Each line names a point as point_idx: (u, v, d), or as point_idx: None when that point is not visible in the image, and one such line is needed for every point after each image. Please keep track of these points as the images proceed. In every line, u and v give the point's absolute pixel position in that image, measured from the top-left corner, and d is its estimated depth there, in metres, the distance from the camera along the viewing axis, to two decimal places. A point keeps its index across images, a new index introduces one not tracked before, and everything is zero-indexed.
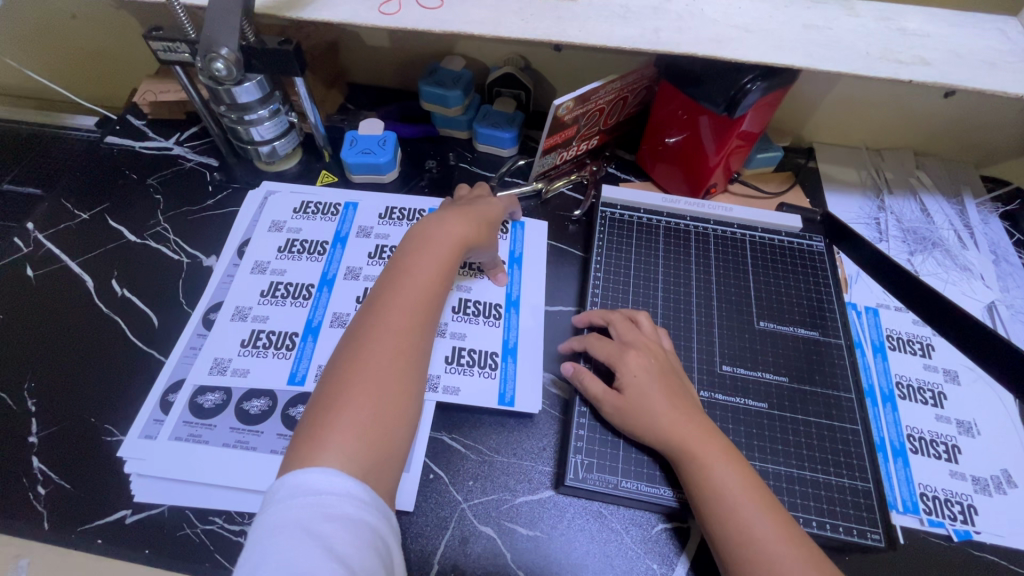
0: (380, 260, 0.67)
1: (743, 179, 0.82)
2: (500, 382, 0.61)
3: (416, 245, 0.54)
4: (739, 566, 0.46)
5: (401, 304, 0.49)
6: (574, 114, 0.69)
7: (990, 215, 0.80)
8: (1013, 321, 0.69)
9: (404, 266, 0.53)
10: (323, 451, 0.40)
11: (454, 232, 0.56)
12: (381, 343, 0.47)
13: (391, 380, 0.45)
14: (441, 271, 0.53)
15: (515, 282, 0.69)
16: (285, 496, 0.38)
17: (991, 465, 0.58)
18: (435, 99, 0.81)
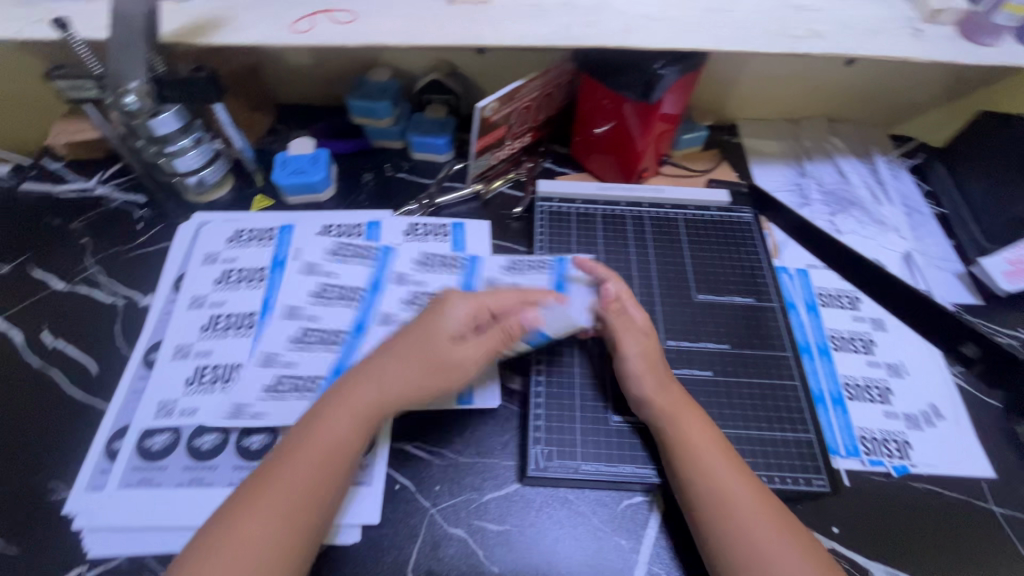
0: (339, 276, 0.68)
1: (673, 161, 0.86)
2: (465, 382, 0.62)
3: (339, 391, 0.52)
4: (708, 507, 0.49)
5: (297, 466, 0.48)
6: (501, 114, 0.70)
7: (900, 170, 0.86)
8: (928, 267, 0.75)
9: (310, 418, 0.51)
10: None
11: (363, 379, 0.53)
12: (259, 513, 0.45)
13: (264, 547, 0.44)
14: (355, 427, 0.51)
15: (473, 273, 0.69)
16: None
17: (920, 401, 0.63)
18: (365, 112, 0.81)
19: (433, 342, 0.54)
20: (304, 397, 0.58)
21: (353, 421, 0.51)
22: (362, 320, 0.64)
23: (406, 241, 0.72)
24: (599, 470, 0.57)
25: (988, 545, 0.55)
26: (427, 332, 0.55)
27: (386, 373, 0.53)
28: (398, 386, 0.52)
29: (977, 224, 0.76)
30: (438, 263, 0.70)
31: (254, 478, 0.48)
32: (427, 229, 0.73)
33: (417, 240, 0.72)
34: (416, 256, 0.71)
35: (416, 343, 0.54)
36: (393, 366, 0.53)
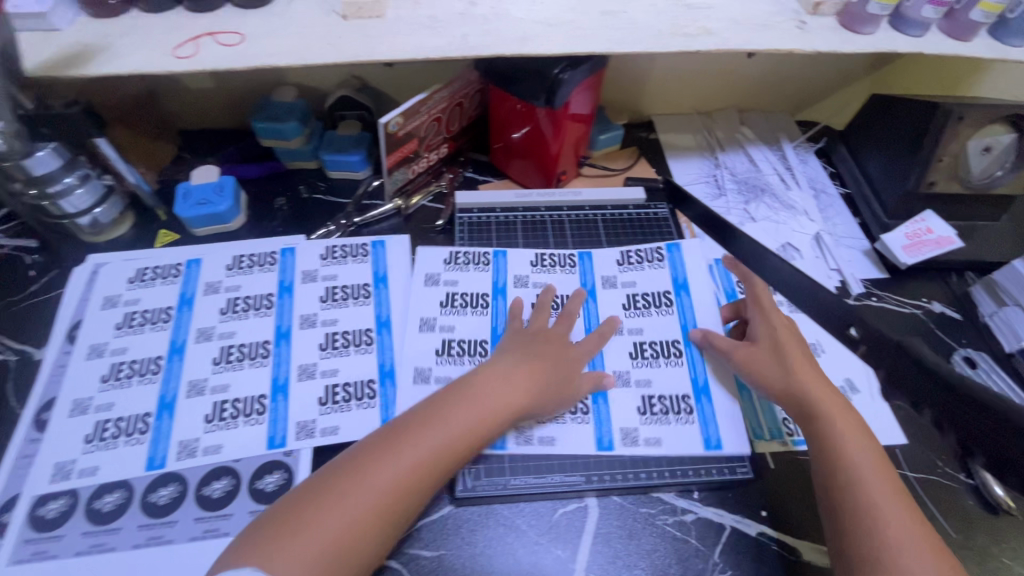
0: (453, 309, 0.66)
1: (592, 162, 0.86)
2: (595, 426, 0.60)
3: (472, 383, 0.54)
4: (862, 517, 0.48)
5: (418, 444, 0.49)
6: (408, 129, 0.70)
7: (807, 155, 0.90)
8: (837, 246, 0.78)
9: (451, 399, 0.53)
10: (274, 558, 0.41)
11: (533, 368, 0.57)
12: (374, 473, 0.46)
13: (359, 511, 0.45)
14: (472, 426, 0.51)
15: (500, 313, 0.66)
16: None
17: (836, 377, 0.66)
18: (272, 133, 0.79)
19: (547, 360, 0.59)
20: (217, 444, 0.53)
21: (500, 412, 0.53)
22: (371, 396, 0.58)
23: (445, 271, 0.69)
24: (527, 483, 0.57)
25: None
26: (540, 352, 0.59)
27: (517, 382, 0.56)
28: (527, 400, 0.55)
29: (877, 200, 0.80)
30: (466, 303, 0.67)
31: (373, 449, 0.48)
32: (468, 259, 0.71)
33: (335, 263, 0.68)
34: (444, 292, 0.67)
35: (539, 358, 0.58)
36: (534, 377, 0.57)
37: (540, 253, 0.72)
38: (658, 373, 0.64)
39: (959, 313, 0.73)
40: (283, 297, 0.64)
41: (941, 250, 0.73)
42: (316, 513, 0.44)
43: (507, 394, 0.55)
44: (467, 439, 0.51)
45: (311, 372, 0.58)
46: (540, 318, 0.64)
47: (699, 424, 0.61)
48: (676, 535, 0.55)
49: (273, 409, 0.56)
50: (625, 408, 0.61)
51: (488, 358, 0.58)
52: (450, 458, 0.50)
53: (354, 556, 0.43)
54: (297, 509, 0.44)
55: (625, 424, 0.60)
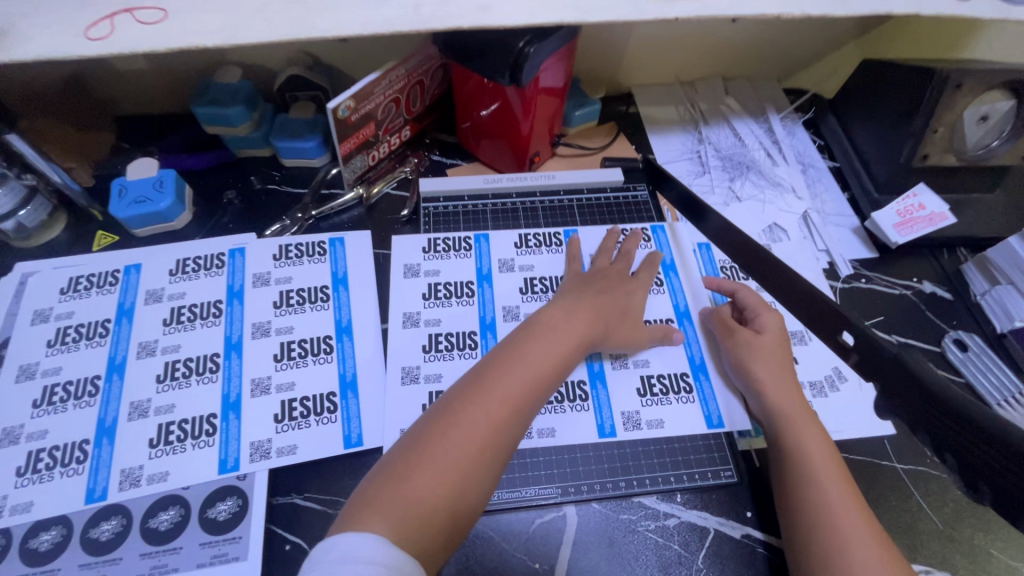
0: (437, 301, 0.63)
1: (567, 140, 0.81)
2: (597, 413, 0.59)
3: (535, 329, 0.55)
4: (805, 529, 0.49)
5: (497, 383, 0.50)
6: (362, 113, 0.64)
7: (795, 127, 0.85)
8: (826, 225, 0.75)
9: (514, 344, 0.54)
10: (379, 513, 0.42)
11: (587, 313, 0.58)
12: (468, 415, 0.48)
13: (474, 444, 0.47)
14: (548, 362, 0.53)
15: (488, 302, 0.64)
16: (337, 554, 0.39)
17: (824, 366, 0.64)
18: (216, 120, 0.72)
19: (611, 295, 0.61)
20: (162, 471, 0.49)
21: (565, 351, 0.54)
22: (332, 410, 0.54)
23: (425, 260, 0.66)
24: (500, 496, 0.54)
25: (892, 502, 0.56)
26: (604, 287, 0.62)
27: (582, 322, 0.57)
28: (597, 332, 0.58)
29: (867, 174, 0.76)
30: (450, 296, 0.64)
31: (451, 400, 0.49)
32: (448, 245, 0.68)
33: (289, 264, 0.63)
34: (427, 284, 0.64)
35: (601, 295, 0.61)
36: (597, 312, 0.58)
37: (524, 234, 0.70)
38: (655, 354, 0.63)
39: (950, 293, 0.70)
40: (232, 303, 0.59)
41: (933, 226, 0.70)
42: (416, 466, 0.45)
43: (571, 331, 0.56)
44: (544, 377, 0.52)
45: (266, 387, 0.54)
46: (602, 258, 0.66)
47: (700, 402, 0.61)
48: (657, 542, 0.53)
49: (223, 429, 0.52)
50: (625, 393, 0.60)
51: (571, 292, 0.61)
52: (533, 395, 0.51)
53: (470, 489, 0.46)
54: (394, 465, 0.46)
55: (624, 410, 0.59)
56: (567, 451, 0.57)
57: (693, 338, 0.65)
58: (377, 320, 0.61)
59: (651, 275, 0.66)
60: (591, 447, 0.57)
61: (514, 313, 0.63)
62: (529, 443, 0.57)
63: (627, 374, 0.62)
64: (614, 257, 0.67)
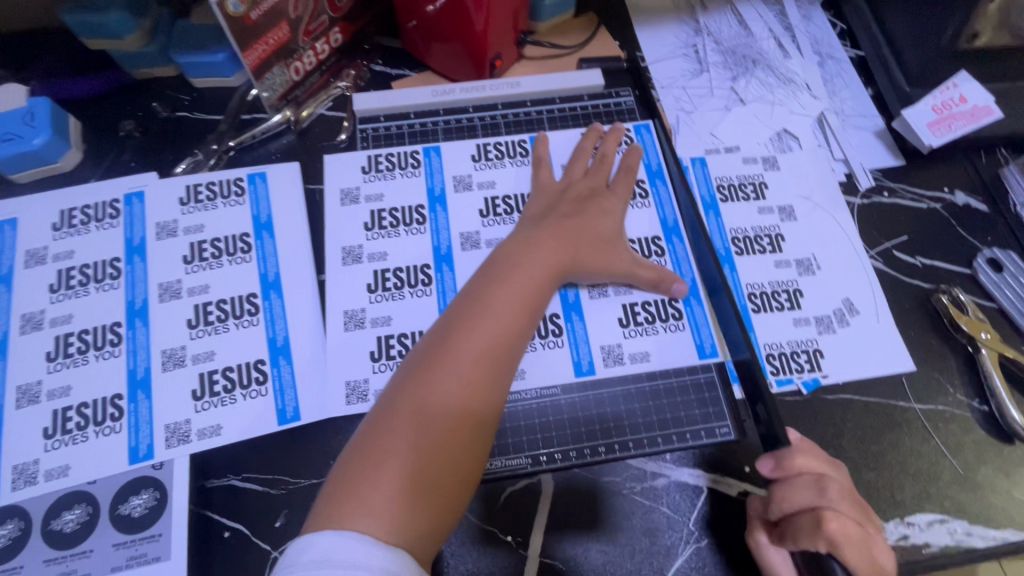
0: (382, 232, 0.53)
1: (536, 39, 0.66)
2: (573, 349, 0.51)
3: (500, 265, 0.46)
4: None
5: (467, 333, 0.41)
6: (263, 10, 0.50)
7: (811, 9, 0.70)
8: (844, 128, 0.63)
9: (483, 286, 0.45)
10: (354, 514, 0.35)
11: (551, 240, 0.48)
12: (441, 378, 0.39)
13: (454, 410, 0.39)
14: (523, 299, 0.44)
15: (442, 228, 0.54)
16: (314, 556, 0.32)
17: (835, 298, 0.55)
18: (94, 31, 0.57)
19: (582, 215, 0.51)
20: (62, 464, 0.42)
21: (539, 284, 0.46)
22: (262, 380, 0.46)
23: (364, 183, 0.56)
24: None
25: (909, 445, 0.50)
26: (571, 208, 0.52)
27: (545, 251, 0.48)
28: (564, 258, 0.48)
29: (898, 63, 0.63)
30: (398, 221, 0.54)
31: (417, 364, 0.41)
32: (392, 163, 0.57)
33: (199, 209, 0.52)
34: (369, 211, 0.54)
35: (567, 218, 0.51)
36: (561, 238, 0.49)
37: (482, 144, 0.59)
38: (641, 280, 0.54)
39: (987, 204, 0.60)
40: (133, 261, 0.49)
41: (974, 124, 0.58)
42: (392, 442, 0.37)
43: (537, 260, 0.47)
44: (520, 316, 0.43)
45: (180, 359, 0.46)
46: (577, 167, 0.56)
47: (691, 329, 0.53)
48: (644, 505, 0.47)
49: (132, 411, 0.44)
50: (604, 324, 0.52)
51: (533, 218, 0.51)
52: (512, 339, 0.43)
53: (462, 464, 0.38)
54: (369, 444, 0.38)
55: (603, 342, 0.52)
56: (539, 393, 0.50)
57: (681, 257, 0.56)
58: (311, 271, 0.51)
59: (629, 184, 0.55)
60: (567, 387, 0.50)
61: (474, 240, 0.53)
62: None
63: (607, 302, 0.53)
64: (592, 160, 0.57)
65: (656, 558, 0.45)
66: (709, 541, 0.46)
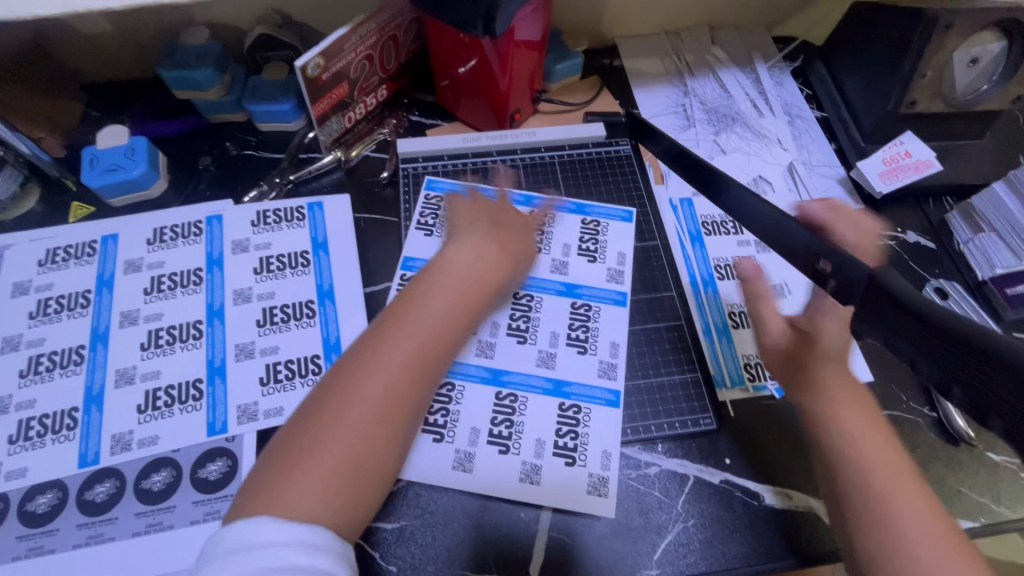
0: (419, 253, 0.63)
1: (549, 96, 0.78)
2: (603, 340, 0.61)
3: (419, 287, 0.52)
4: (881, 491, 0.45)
5: (398, 341, 0.47)
6: (331, 73, 0.62)
7: (783, 76, 0.83)
8: (811, 176, 0.74)
9: (405, 304, 0.50)
10: (285, 495, 0.39)
11: (461, 266, 0.54)
12: (368, 381, 0.44)
13: (374, 411, 0.43)
14: (448, 316, 0.50)
15: None
16: (239, 541, 0.37)
17: (804, 318, 0.64)
18: (186, 83, 0.69)
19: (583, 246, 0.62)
20: (152, 434, 0.50)
21: (462, 301, 0.52)
22: (317, 371, 0.55)
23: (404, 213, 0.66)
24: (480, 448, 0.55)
25: None
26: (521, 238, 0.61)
27: (463, 275, 0.53)
28: (489, 282, 0.54)
29: (855, 124, 0.75)
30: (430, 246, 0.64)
31: (344, 367, 0.46)
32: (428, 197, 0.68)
33: (267, 230, 0.62)
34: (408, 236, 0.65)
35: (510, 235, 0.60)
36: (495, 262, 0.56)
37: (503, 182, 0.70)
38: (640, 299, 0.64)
39: (934, 242, 0.70)
40: (212, 271, 0.59)
41: (919, 175, 0.69)
42: (321, 435, 0.42)
43: (463, 279, 0.53)
44: (441, 327, 0.49)
45: (250, 351, 0.55)
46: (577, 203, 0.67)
47: (709, 310, 0.64)
48: (638, 489, 0.55)
49: (210, 393, 0.52)
50: (615, 325, 0.62)
51: (474, 237, 0.58)
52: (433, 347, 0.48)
53: (381, 456, 0.43)
54: (301, 436, 0.42)
55: (614, 338, 0.61)
56: (560, 387, 0.58)
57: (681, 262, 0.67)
58: (359, 284, 0.61)
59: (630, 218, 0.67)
60: (585, 379, 0.59)
61: None
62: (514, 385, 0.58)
63: (614, 305, 0.64)
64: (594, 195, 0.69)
65: (649, 534, 0.53)
66: (694, 521, 0.53)
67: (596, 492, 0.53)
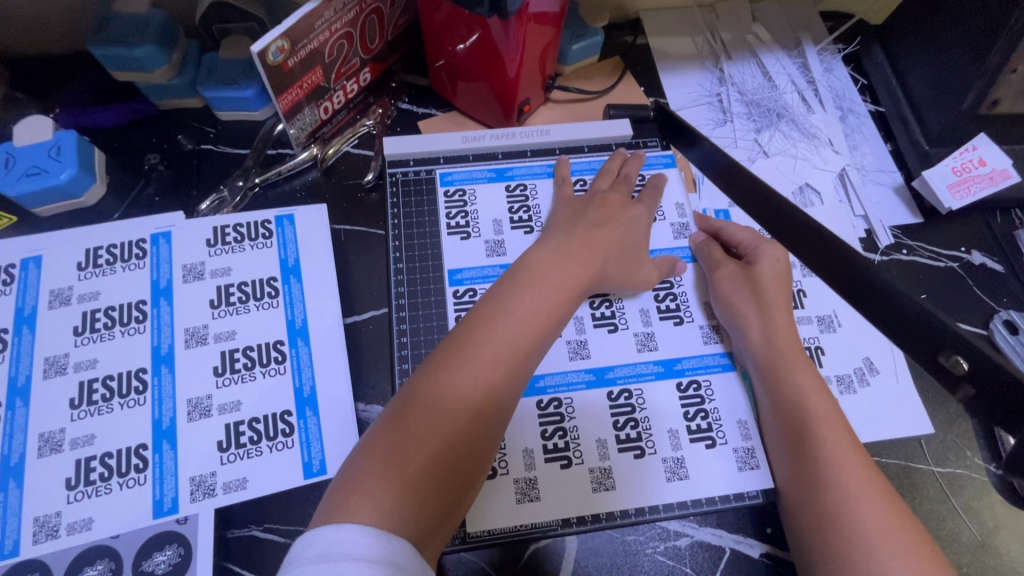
0: (410, 282, 0.54)
1: (563, 82, 0.67)
2: (663, 342, 0.54)
3: (525, 268, 0.46)
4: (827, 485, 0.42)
5: (496, 330, 0.41)
6: (300, 57, 0.50)
7: (833, 62, 0.71)
8: (864, 185, 0.64)
9: (508, 286, 0.44)
10: (360, 501, 0.34)
11: (575, 254, 0.47)
12: (460, 373, 0.39)
13: (466, 407, 0.38)
14: (556, 305, 0.43)
15: (477, 272, 0.55)
16: (316, 550, 0.32)
17: (855, 357, 0.56)
18: (124, 64, 0.56)
19: (609, 227, 0.51)
20: (85, 517, 0.41)
21: (566, 294, 0.45)
22: (288, 432, 0.46)
23: (392, 228, 0.56)
24: (539, 469, 0.48)
25: (927, 508, 0.51)
26: (601, 217, 0.52)
27: (574, 262, 0.47)
28: (596, 272, 0.48)
29: (917, 122, 0.64)
30: (424, 272, 0.54)
31: (436, 357, 0.41)
32: (421, 210, 0.57)
33: (226, 251, 0.51)
34: (396, 258, 0.55)
35: (597, 227, 0.51)
36: (594, 249, 0.48)
37: (510, 187, 0.59)
38: (666, 329, 0.55)
39: (1002, 265, 0.62)
40: (159, 304, 0.48)
41: (994, 187, 0.59)
42: (406, 435, 0.37)
43: (565, 271, 0.46)
44: (545, 318, 0.43)
45: (206, 409, 0.45)
46: (602, 182, 0.57)
47: None
48: (667, 565, 0.47)
49: (156, 463, 0.43)
50: (681, 334, 0.54)
51: (564, 225, 0.51)
52: (532, 347, 0.42)
53: (470, 460, 0.38)
54: (383, 439, 0.37)
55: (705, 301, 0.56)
56: (604, 375, 0.52)
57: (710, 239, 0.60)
58: (338, 318, 0.51)
59: (655, 200, 0.57)
60: (693, 350, 0.54)
61: (499, 248, 0.56)
62: (524, 443, 0.49)
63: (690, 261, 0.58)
64: (615, 183, 0.58)
65: None
66: None
67: (677, 477, 0.49)
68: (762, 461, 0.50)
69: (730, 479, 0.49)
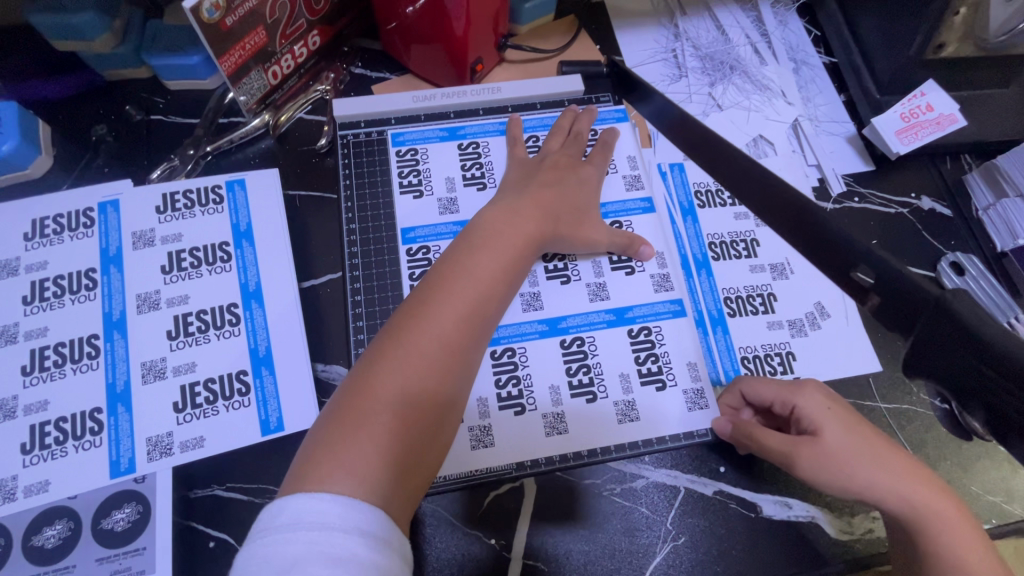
0: (365, 244, 0.54)
1: (517, 42, 0.66)
2: (615, 292, 0.55)
3: (476, 231, 0.46)
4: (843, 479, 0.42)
5: (455, 292, 0.41)
6: (239, 16, 0.49)
7: (787, 15, 0.71)
8: (817, 135, 0.65)
9: (463, 250, 0.44)
10: (333, 469, 0.34)
11: (525, 213, 0.48)
12: (422, 336, 0.39)
13: (432, 369, 0.39)
14: (509, 265, 0.45)
15: (430, 230, 0.55)
16: (290, 517, 0.31)
17: (807, 302, 0.57)
18: (64, 32, 0.55)
19: (558, 189, 0.52)
20: (42, 480, 0.41)
21: (519, 253, 0.46)
22: (245, 391, 0.46)
23: (344, 190, 0.56)
24: (493, 417, 0.49)
25: None
26: (550, 179, 0.53)
27: (524, 220, 0.48)
28: (546, 230, 0.49)
29: (868, 71, 0.65)
30: (378, 233, 0.55)
31: (394, 322, 0.40)
32: (374, 172, 0.57)
33: (176, 218, 0.51)
34: (350, 220, 0.55)
35: (545, 188, 0.51)
36: (542, 208, 0.49)
37: (463, 146, 0.59)
38: (619, 279, 0.55)
39: (951, 209, 0.63)
40: (109, 272, 0.48)
41: (941, 131, 0.60)
42: (373, 402, 0.37)
43: (516, 230, 0.47)
44: (500, 277, 0.44)
45: (160, 371, 0.46)
46: (553, 141, 0.57)
47: (691, 239, 0.59)
48: (624, 506, 0.49)
49: (112, 425, 0.43)
50: (632, 283, 0.55)
51: (513, 188, 0.52)
52: (489, 305, 0.43)
53: (439, 419, 0.39)
54: (349, 408, 0.36)
55: (657, 250, 0.57)
56: (557, 325, 0.53)
57: (662, 192, 0.60)
58: (292, 280, 0.51)
59: (605, 160, 0.58)
60: (645, 299, 0.55)
61: (452, 206, 0.56)
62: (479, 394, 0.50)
63: (644, 213, 0.59)
64: (567, 140, 0.58)
65: (634, 557, 0.47)
66: (685, 539, 0.48)
67: (629, 419, 0.50)
68: (710, 400, 0.51)
69: (681, 419, 0.51)
